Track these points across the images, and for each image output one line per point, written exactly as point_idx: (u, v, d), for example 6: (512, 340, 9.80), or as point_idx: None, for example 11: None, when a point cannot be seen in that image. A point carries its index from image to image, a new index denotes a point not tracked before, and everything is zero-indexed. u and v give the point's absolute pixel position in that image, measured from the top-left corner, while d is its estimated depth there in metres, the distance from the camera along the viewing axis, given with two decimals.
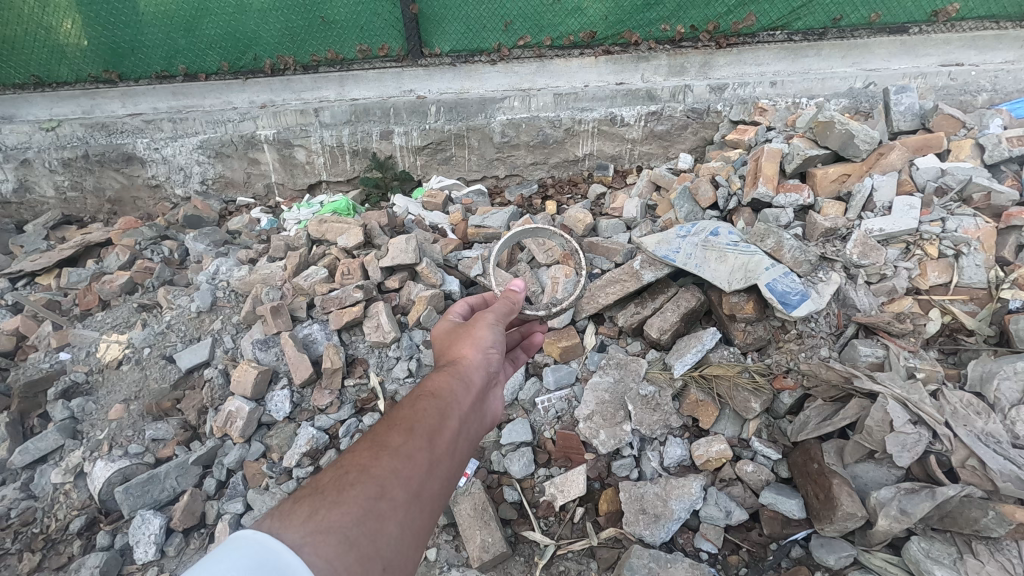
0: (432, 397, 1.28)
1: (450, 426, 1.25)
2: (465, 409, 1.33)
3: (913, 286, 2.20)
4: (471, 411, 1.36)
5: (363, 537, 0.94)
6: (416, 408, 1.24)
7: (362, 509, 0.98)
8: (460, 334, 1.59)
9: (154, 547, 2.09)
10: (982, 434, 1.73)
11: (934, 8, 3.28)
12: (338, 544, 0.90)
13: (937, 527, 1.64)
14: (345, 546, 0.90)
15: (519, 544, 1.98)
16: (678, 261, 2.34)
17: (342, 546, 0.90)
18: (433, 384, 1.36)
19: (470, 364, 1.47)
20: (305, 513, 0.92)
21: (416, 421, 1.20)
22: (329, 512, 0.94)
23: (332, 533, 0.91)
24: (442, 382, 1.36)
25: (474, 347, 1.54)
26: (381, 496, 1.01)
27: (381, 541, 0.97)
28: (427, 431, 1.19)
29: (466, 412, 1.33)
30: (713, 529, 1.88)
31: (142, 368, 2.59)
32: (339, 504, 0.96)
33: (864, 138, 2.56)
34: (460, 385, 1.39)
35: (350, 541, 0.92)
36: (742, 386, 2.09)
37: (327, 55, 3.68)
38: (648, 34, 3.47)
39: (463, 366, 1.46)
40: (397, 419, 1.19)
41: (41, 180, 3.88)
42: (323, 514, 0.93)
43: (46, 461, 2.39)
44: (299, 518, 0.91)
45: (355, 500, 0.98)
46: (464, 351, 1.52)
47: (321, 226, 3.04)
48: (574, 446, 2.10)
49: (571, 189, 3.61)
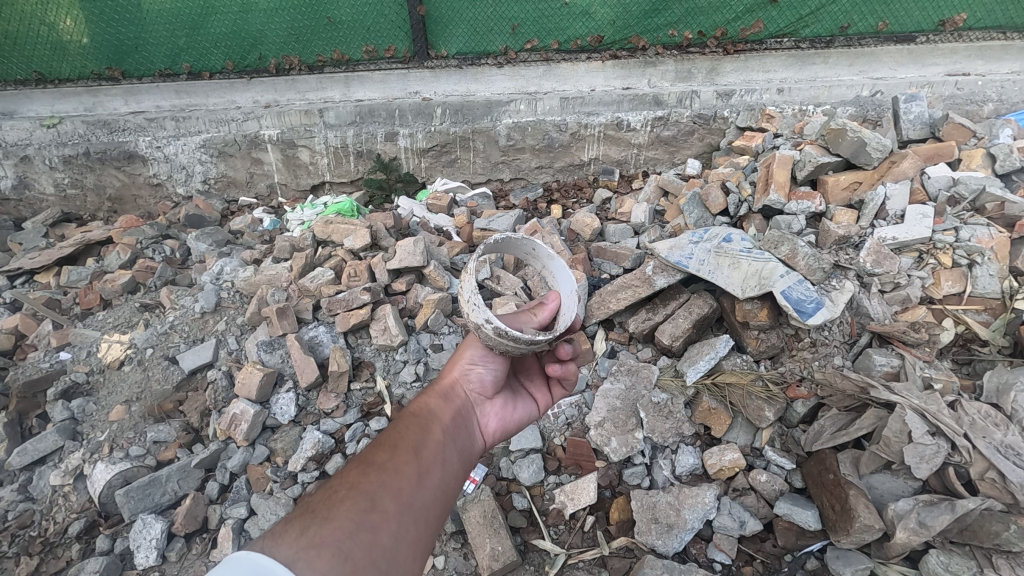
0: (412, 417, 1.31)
1: (433, 440, 1.26)
2: (446, 426, 1.34)
3: (926, 295, 2.21)
4: (454, 428, 1.37)
5: (358, 548, 0.92)
6: (398, 429, 1.27)
7: (354, 522, 0.96)
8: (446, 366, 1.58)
9: (156, 552, 2.04)
10: (1001, 446, 1.71)
11: (942, 18, 3.28)
12: (333, 557, 0.87)
13: (955, 540, 1.63)
14: (340, 558, 0.88)
15: (528, 553, 1.94)
16: (691, 267, 2.31)
17: (338, 557, 0.88)
18: (415, 405, 1.40)
19: (451, 386, 1.49)
20: (296, 531, 0.89)
21: (399, 439, 1.21)
22: (320, 528, 0.92)
23: (326, 546, 0.88)
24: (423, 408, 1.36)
25: (459, 368, 1.54)
26: (372, 508, 1.00)
27: (378, 552, 0.94)
28: (410, 447, 1.19)
29: (447, 429, 1.34)
30: (727, 539, 1.85)
31: (144, 369, 2.55)
32: (331, 520, 0.94)
33: (875, 146, 2.54)
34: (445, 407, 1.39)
35: (345, 553, 0.90)
36: (756, 395, 2.06)
37: (332, 55, 3.66)
38: (656, 39, 3.47)
39: (444, 387, 1.49)
40: (382, 440, 1.21)
41: (40, 177, 3.83)
42: (315, 530, 0.91)
43: (45, 463, 2.35)
44: (292, 534, 0.88)
45: (347, 514, 0.96)
46: (449, 373, 1.54)
47: (327, 227, 3.03)
48: (585, 453, 2.09)
49: (576, 193, 3.57)
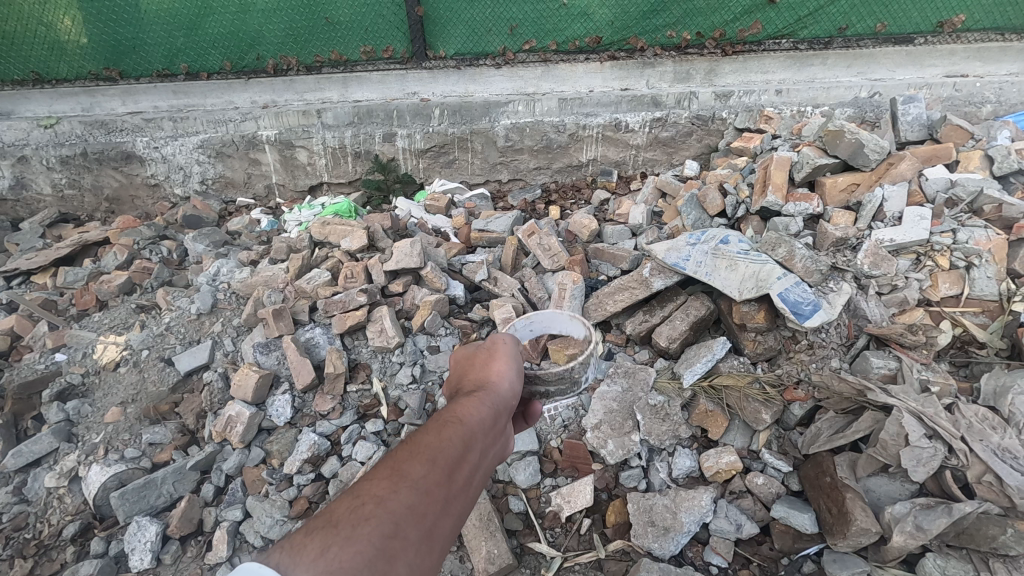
0: (458, 421, 1.15)
1: (473, 456, 1.12)
2: (489, 438, 1.19)
3: (924, 297, 2.20)
4: (494, 440, 1.22)
5: None
6: (439, 431, 1.11)
7: (374, 548, 0.88)
8: (485, 354, 1.40)
9: (151, 555, 2.03)
10: (998, 449, 1.71)
11: (941, 19, 3.28)
12: None
13: (953, 543, 1.62)
14: None
15: (524, 556, 1.93)
16: (688, 269, 2.31)
17: None
18: (460, 402, 1.23)
19: (498, 387, 1.31)
20: (315, 551, 0.83)
21: (439, 449, 1.07)
22: (340, 551, 0.85)
23: None
24: (469, 409, 1.19)
25: (505, 368, 1.35)
26: (394, 535, 0.91)
27: None
28: (449, 463, 1.06)
29: (489, 441, 1.19)
30: (723, 542, 1.85)
31: (140, 370, 2.54)
32: (351, 542, 0.87)
33: (874, 147, 2.52)
34: (488, 414, 1.22)
35: None
36: (753, 397, 2.06)
37: (331, 55, 3.65)
38: (654, 40, 3.46)
39: (493, 387, 1.30)
40: (421, 442, 1.08)
41: (38, 177, 3.82)
42: (333, 553, 0.84)
43: (40, 464, 2.34)
44: (310, 553, 0.83)
45: (368, 537, 0.89)
46: (496, 369, 1.35)
47: (324, 228, 3.02)
48: (582, 456, 2.08)
49: (575, 194, 3.57)
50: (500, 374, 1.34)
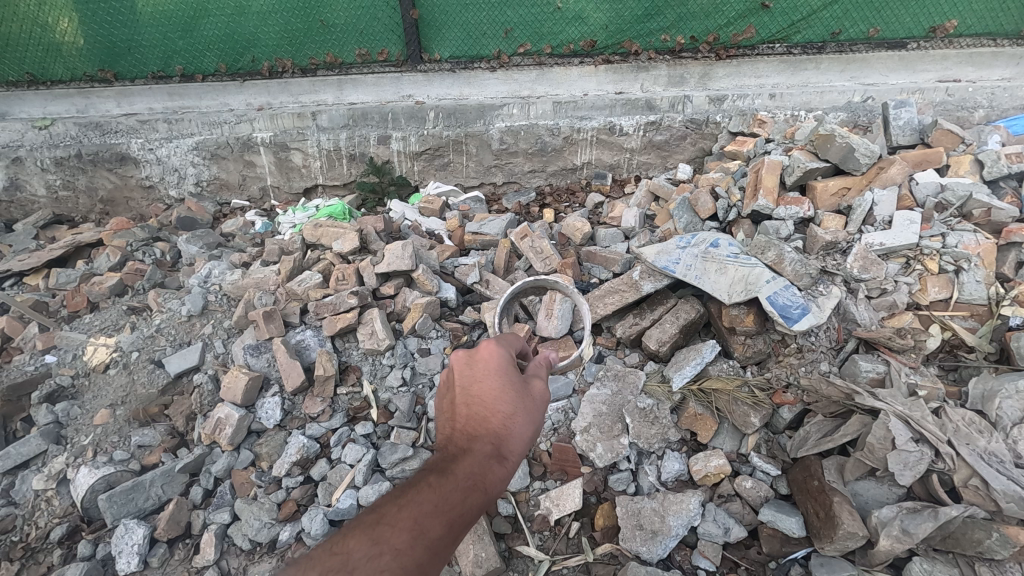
0: (476, 484, 1.18)
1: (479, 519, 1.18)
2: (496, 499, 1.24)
3: (913, 300, 2.20)
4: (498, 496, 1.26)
5: None
6: (460, 488, 1.16)
7: None
8: (516, 395, 1.36)
9: (138, 558, 2.02)
10: (984, 453, 1.72)
11: (933, 24, 3.30)
12: None
13: (939, 547, 1.62)
14: None
15: (512, 559, 1.92)
16: (678, 272, 2.32)
17: None
18: (481, 456, 1.24)
19: (516, 444, 1.32)
20: None
21: (456, 511, 1.12)
22: None
23: None
24: (488, 470, 1.22)
25: (529, 424, 1.35)
26: None
27: None
28: (460, 528, 1.12)
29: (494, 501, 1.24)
30: (711, 545, 1.84)
31: (130, 372, 2.53)
32: None
33: (864, 152, 2.55)
34: (501, 476, 1.25)
35: None
36: (741, 400, 2.07)
37: (327, 58, 3.66)
38: (648, 44, 3.48)
39: (512, 442, 1.31)
40: (442, 495, 1.13)
41: (31, 179, 3.78)
42: None
43: (28, 467, 2.32)
44: None
45: None
46: (520, 421, 1.34)
47: (317, 230, 3.02)
48: (571, 460, 2.06)
49: (569, 197, 3.58)
50: (524, 433, 1.34)
